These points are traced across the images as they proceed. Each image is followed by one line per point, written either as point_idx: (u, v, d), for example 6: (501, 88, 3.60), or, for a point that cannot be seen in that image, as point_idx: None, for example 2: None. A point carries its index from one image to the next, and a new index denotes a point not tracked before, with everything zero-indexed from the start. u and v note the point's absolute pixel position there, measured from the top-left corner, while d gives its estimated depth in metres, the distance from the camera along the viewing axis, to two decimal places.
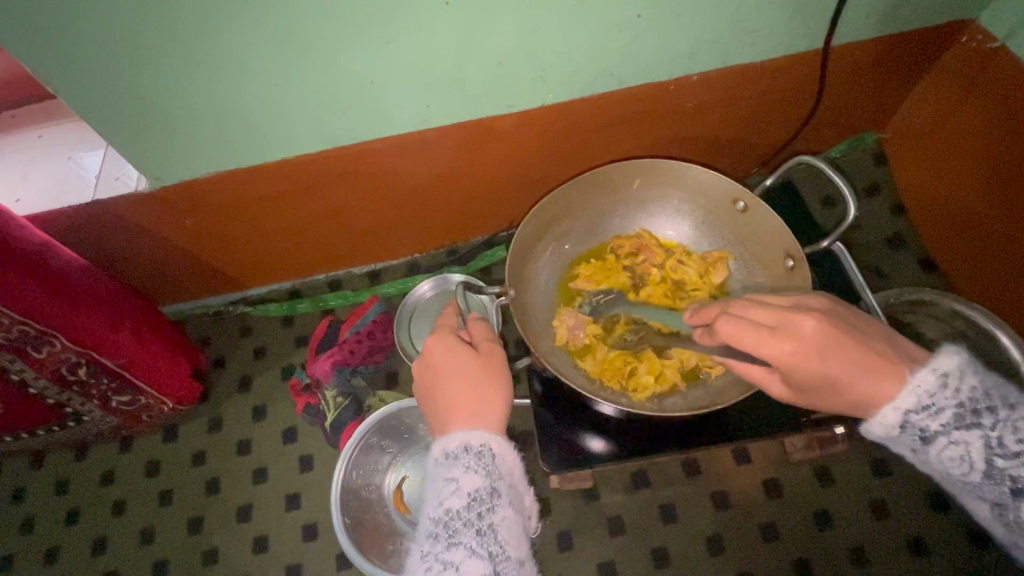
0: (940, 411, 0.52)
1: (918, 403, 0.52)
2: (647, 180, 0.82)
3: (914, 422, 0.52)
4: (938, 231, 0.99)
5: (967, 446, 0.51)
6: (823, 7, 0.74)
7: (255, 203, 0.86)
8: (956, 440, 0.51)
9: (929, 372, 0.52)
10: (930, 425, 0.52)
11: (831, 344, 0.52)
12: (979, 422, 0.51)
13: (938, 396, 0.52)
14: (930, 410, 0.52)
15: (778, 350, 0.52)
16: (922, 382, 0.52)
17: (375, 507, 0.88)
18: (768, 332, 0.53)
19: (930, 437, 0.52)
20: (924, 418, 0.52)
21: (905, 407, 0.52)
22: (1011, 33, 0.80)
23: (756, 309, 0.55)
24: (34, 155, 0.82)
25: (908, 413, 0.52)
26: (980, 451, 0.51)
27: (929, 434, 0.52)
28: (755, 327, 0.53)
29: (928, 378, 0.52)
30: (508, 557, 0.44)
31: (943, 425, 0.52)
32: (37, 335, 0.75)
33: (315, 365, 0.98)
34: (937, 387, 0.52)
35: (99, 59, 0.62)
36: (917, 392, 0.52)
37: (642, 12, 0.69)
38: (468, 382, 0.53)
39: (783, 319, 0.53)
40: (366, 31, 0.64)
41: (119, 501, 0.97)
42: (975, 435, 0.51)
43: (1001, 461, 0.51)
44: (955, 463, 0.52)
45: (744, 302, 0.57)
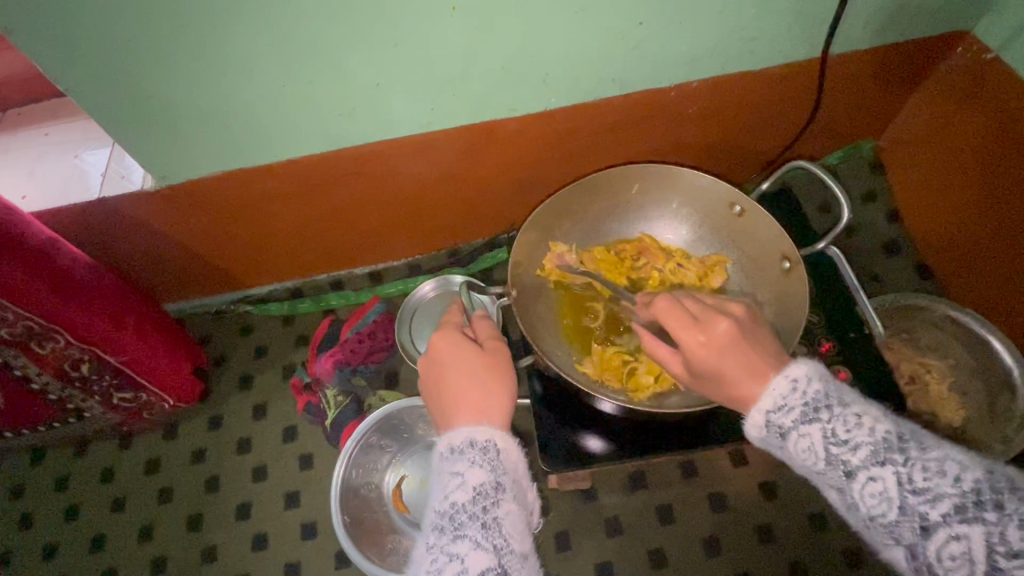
0: (790, 409, 0.50)
1: (773, 402, 0.51)
2: (649, 184, 0.83)
3: (772, 421, 0.51)
4: (931, 238, 1.00)
5: (810, 439, 0.49)
6: (822, 17, 0.76)
7: (259, 202, 0.87)
8: (803, 434, 0.49)
9: (782, 377, 0.52)
10: (783, 422, 0.50)
11: (735, 348, 0.54)
12: (819, 416, 0.49)
13: (790, 395, 0.50)
14: (783, 407, 0.51)
15: (691, 339, 0.56)
16: (778, 386, 0.51)
17: (374, 506, 0.89)
18: (689, 322, 0.56)
19: (786, 433, 0.50)
20: (779, 416, 0.51)
21: (764, 408, 0.52)
22: (1004, 45, 0.82)
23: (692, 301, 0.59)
24: (41, 152, 0.83)
25: (768, 413, 0.51)
26: (819, 442, 0.48)
27: (784, 430, 0.50)
28: (680, 314, 0.57)
29: (781, 381, 0.51)
30: (513, 551, 0.44)
31: (793, 421, 0.50)
32: (41, 330, 0.76)
33: (316, 364, 0.98)
34: (788, 389, 0.51)
35: (109, 58, 0.62)
36: (771, 393, 0.51)
37: (644, 20, 0.71)
38: (472, 378, 0.54)
39: (704, 315, 0.57)
40: (373, 33, 0.65)
41: (118, 498, 0.97)
42: (815, 428, 0.49)
43: (835, 449, 0.48)
44: (805, 457, 0.49)
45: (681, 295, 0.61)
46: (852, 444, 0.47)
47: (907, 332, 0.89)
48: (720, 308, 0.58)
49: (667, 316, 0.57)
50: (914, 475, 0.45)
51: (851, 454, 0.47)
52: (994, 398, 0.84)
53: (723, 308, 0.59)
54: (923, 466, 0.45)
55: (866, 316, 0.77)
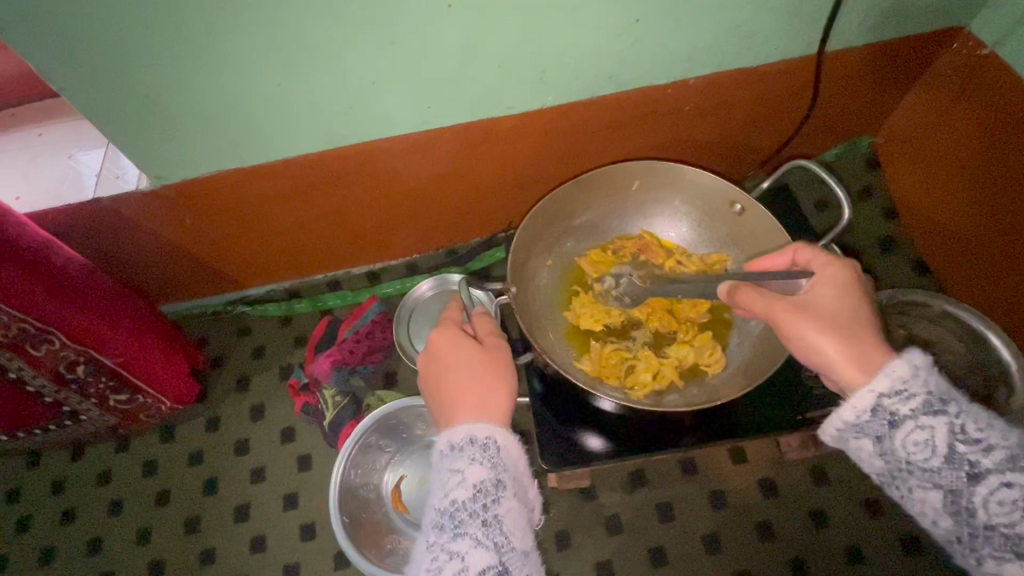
0: (909, 397, 0.50)
1: (890, 386, 0.50)
2: (647, 182, 0.83)
3: (885, 405, 0.50)
4: (929, 235, 1.00)
5: (930, 432, 0.49)
6: (818, 14, 0.76)
7: (256, 201, 0.87)
8: (923, 426, 0.49)
9: (901, 360, 0.51)
10: (899, 410, 0.50)
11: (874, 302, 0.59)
12: (945, 409, 0.49)
13: (909, 381, 0.50)
14: (902, 395, 0.50)
15: (842, 269, 0.60)
16: (896, 366, 0.51)
17: (373, 507, 0.89)
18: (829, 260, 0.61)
19: (899, 422, 0.50)
20: (895, 402, 0.50)
21: (878, 389, 0.51)
22: (1000, 40, 0.82)
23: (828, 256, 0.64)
24: (35, 154, 0.82)
25: (882, 396, 0.51)
26: (944, 436, 0.49)
27: (898, 418, 0.50)
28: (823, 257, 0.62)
29: (900, 365, 0.51)
30: (514, 548, 0.44)
31: (912, 410, 0.49)
32: (35, 332, 0.75)
33: (313, 364, 0.98)
34: (910, 373, 0.50)
35: (104, 58, 0.62)
36: (889, 374, 0.51)
37: (641, 17, 0.70)
38: (472, 374, 0.54)
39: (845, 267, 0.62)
40: (370, 32, 0.65)
41: (115, 501, 0.96)
42: (941, 421, 0.49)
43: (963, 447, 0.48)
44: (917, 450, 0.50)
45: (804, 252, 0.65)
46: (985, 445, 0.48)
47: (906, 327, 0.89)
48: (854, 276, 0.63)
49: (807, 248, 0.64)
50: None
51: (982, 455, 0.48)
52: None
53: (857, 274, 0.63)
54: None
55: None
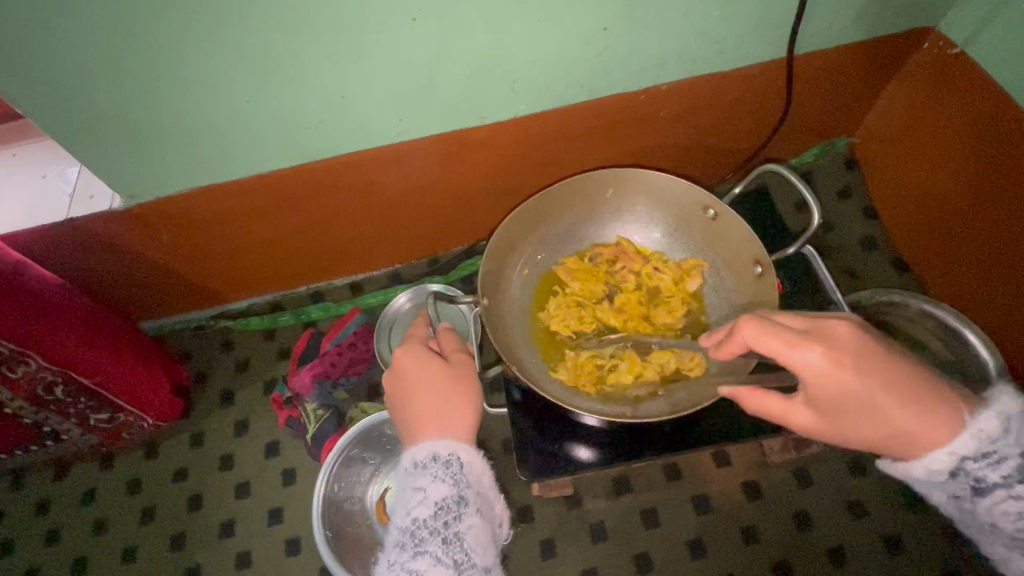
0: (996, 462, 0.53)
1: (976, 450, 0.53)
2: (620, 188, 0.83)
3: (971, 470, 0.53)
4: (907, 233, 1.01)
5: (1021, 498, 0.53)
6: (787, 18, 0.76)
7: (231, 217, 0.86)
8: (1012, 490, 0.53)
9: (990, 418, 0.53)
10: (988, 475, 0.53)
11: (864, 349, 0.54)
12: None
13: (996, 444, 0.53)
14: (989, 458, 0.53)
15: (811, 353, 0.53)
16: (982, 427, 0.53)
17: (358, 519, 0.87)
18: (798, 340, 0.54)
19: (986, 486, 0.53)
20: (981, 466, 0.53)
21: (960, 453, 0.53)
22: (970, 40, 0.83)
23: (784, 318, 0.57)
24: (7, 174, 0.82)
25: (965, 461, 0.53)
26: None
27: (985, 483, 0.53)
28: (784, 332, 0.55)
29: (988, 426, 0.53)
30: (474, 564, 0.44)
31: (1002, 477, 0.53)
32: (12, 354, 0.74)
33: (295, 378, 0.98)
34: (997, 433, 0.53)
35: (70, 79, 0.62)
36: (977, 440, 0.53)
37: (609, 25, 0.71)
38: (437, 391, 0.53)
39: (813, 325, 0.56)
40: (338, 47, 0.65)
41: (100, 521, 0.96)
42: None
43: None
44: (1005, 512, 0.54)
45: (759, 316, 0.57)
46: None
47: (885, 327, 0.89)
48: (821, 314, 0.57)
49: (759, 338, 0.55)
50: None
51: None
52: None
53: (818, 324, 0.56)
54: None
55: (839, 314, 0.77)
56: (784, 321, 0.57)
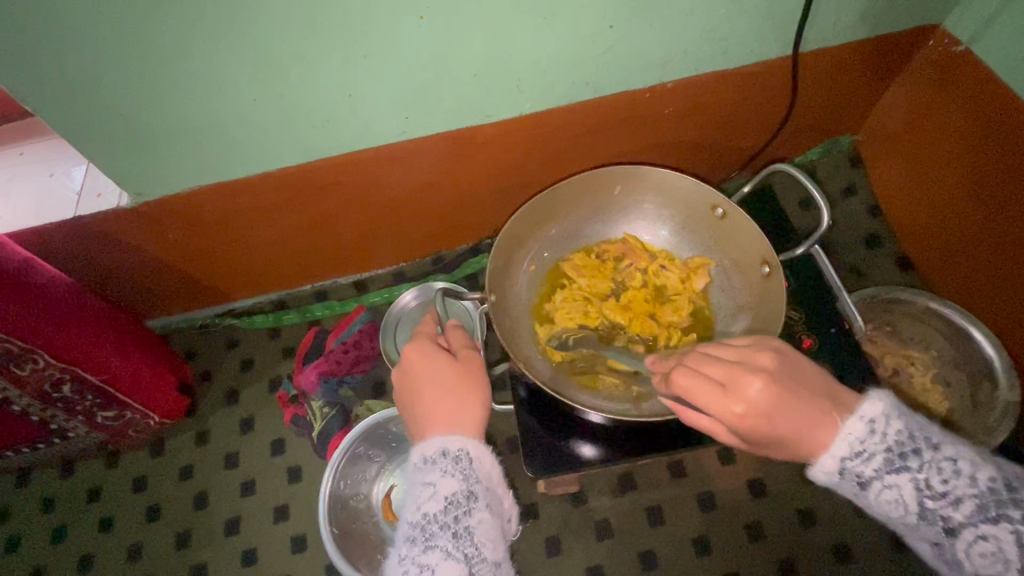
0: (870, 456, 0.50)
1: (849, 449, 0.50)
2: (628, 187, 0.83)
3: (849, 468, 0.50)
4: (912, 232, 1.01)
5: (898, 490, 0.49)
6: (792, 16, 0.76)
7: (238, 216, 0.87)
8: (888, 484, 0.49)
9: (855, 418, 0.51)
10: (864, 471, 0.50)
11: (780, 409, 0.51)
12: (907, 464, 0.49)
13: (866, 440, 0.50)
14: (861, 455, 0.50)
15: (726, 410, 0.51)
16: (851, 428, 0.50)
17: (363, 517, 0.88)
18: (719, 391, 0.51)
19: (866, 482, 0.50)
20: (857, 463, 0.50)
21: (838, 454, 0.51)
22: (974, 37, 0.83)
23: (709, 363, 0.53)
24: (15, 173, 0.82)
25: (843, 460, 0.50)
26: (912, 494, 0.49)
27: (864, 479, 0.50)
28: (704, 384, 0.52)
29: (855, 424, 0.50)
30: (484, 559, 0.45)
31: (875, 470, 0.50)
32: (21, 352, 0.74)
33: (300, 376, 0.98)
34: (864, 432, 0.50)
35: (78, 78, 0.62)
36: (846, 438, 0.50)
37: (614, 23, 0.71)
38: (446, 387, 0.53)
39: (733, 377, 0.52)
40: (343, 45, 0.65)
41: (105, 518, 0.96)
42: (904, 477, 0.49)
43: (932, 503, 0.48)
44: (891, 507, 0.50)
45: (698, 355, 0.55)
46: (953, 497, 0.47)
47: (891, 324, 0.90)
48: (744, 361, 0.53)
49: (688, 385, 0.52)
50: None
51: (952, 509, 0.47)
52: (976, 389, 0.84)
53: (749, 356, 0.54)
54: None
55: (847, 313, 0.79)
56: (718, 352, 0.55)
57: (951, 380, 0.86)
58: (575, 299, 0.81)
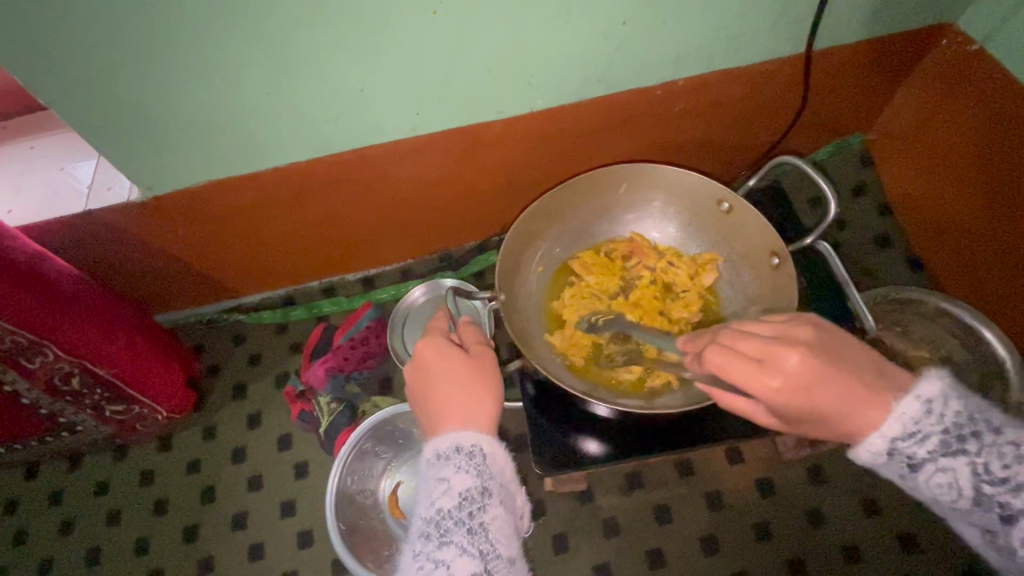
0: (925, 437, 0.49)
1: (902, 428, 0.49)
2: (635, 183, 0.83)
3: (899, 448, 0.49)
4: (923, 231, 1.00)
5: (953, 473, 0.48)
6: (806, 14, 0.76)
7: (247, 211, 0.87)
8: (943, 467, 0.48)
9: (911, 398, 0.49)
10: (916, 452, 0.49)
11: (818, 383, 0.49)
12: (965, 447, 0.48)
13: (922, 421, 0.49)
14: (916, 436, 0.49)
15: (763, 386, 0.50)
16: (906, 409, 0.49)
17: (370, 513, 0.88)
18: (755, 367, 0.50)
19: (918, 464, 0.49)
20: (909, 444, 0.49)
21: (889, 433, 0.49)
22: (989, 36, 0.82)
23: (744, 339, 0.52)
24: (26, 167, 0.82)
25: (894, 440, 0.49)
26: (968, 478, 0.48)
27: (916, 460, 0.49)
28: (739, 359, 0.51)
29: (910, 404, 0.49)
30: (499, 555, 0.44)
31: (929, 452, 0.48)
32: (29, 344, 0.75)
33: (309, 372, 0.98)
34: (919, 412, 0.49)
35: (90, 71, 0.62)
36: (901, 417, 0.49)
37: (627, 19, 0.70)
38: (458, 382, 0.54)
39: (768, 352, 0.50)
40: (356, 40, 0.65)
41: (113, 511, 0.97)
42: (960, 461, 0.48)
43: (990, 488, 0.47)
44: (942, 490, 0.49)
45: (732, 332, 0.53)
46: (1014, 484, 0.46)
47: (902, 324, 0.89)
48: (782, 335, 0.52)
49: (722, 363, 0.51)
50: None
51: (1012, 496, 0.46)
52: (990, 388, 0.82)
53: (786, 330, 0.52)
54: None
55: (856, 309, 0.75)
56: (753, 328, 0.54)
57: (964, 379, 0.84)
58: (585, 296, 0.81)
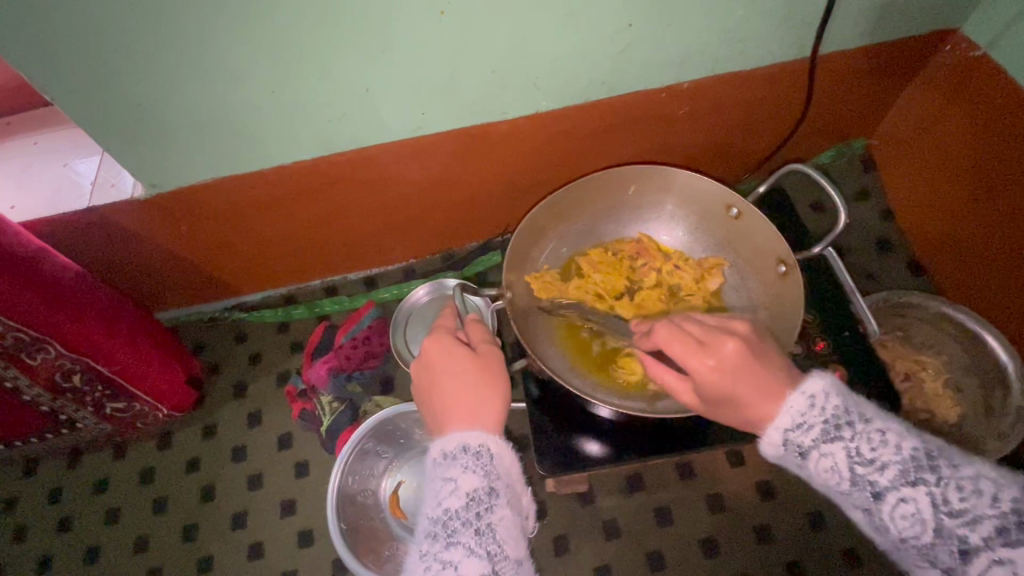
0: (809, 427, 0.50)
1: (791, 420, 0.51)
2: (642, 186, 0.83)
3: (791, 439, 0.51)
4: (926, 235, 1.00)
5: (833, 458, 0.49)
6: (811, 18, 0.76)
7: (250, 210, 0.87)
8: (824, 453, 0.49)
9: (798, 394, 0.51)
10: (803, 442, 0.50)
11: (747, 369, 0.52)
12: (842, 435, 0.49)
13: (807, 413, 0.50)
14: (802, 425, 0.50)
15: (698, 364, 0.53)
16: (793, 402, 0.51)
17: (371, 513, 0.88)
18: (694, 347, 0.54)
19: (805, 452, 0.50)
20: (798, 434, 0.50)
21: (782, 426, 0.51)
22: (993, 43, 0.82)
23: (693, 324, 0.56)
24: (29, 162, 0.82)
25: (786, 431, 0.51)
26: (844, 461, 0.48)
27: (803, 449, 0.50)
28: (682, 338, 0.55)
29: (797, 399, 0.51)
30: (506, 556, 0.44)
31: (813, 440, 0.50)
32: (31, 341, 0.75)
33: (310, 371, 0.97)
34: (805, 406, 0.50)
35: (96, 67, 0.62)
36: (789, 410, 0.51)
37: (633, 22, 0.71)
38: (466, 382, 0.54)
39: (709, 338, 0.54)
40: (362, 40, 0.65)
41: (112, 510, 0.96)
42: (838, 446, 0.49)
43: (861, 469, 0.48)
44: (828, 476, 0.49)
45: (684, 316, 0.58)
46: (879, 464, 0.47)
47: (903, 329, 0.89)
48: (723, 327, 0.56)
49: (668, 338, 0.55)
50: (948, 494, 0.45)
51: (878, 474, 0.47)
52: (990, 395, 0.84)
53: (728, 322, 0.57)
54: (956, 485, 0.45)
55: (860, 315, 0.77)
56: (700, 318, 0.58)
57: (964, 385, 0.85)
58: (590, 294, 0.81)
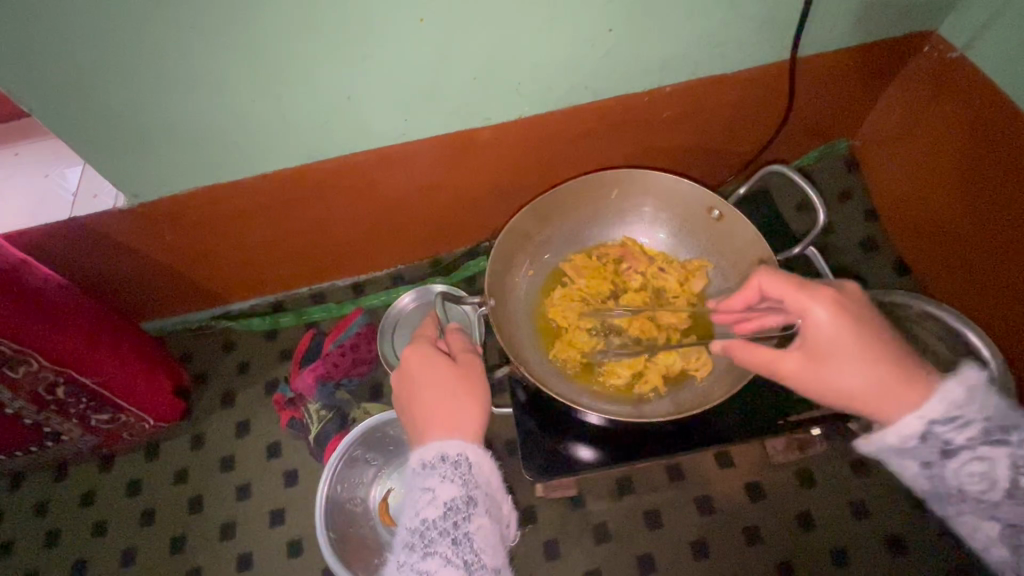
0: (965, 425, 0.52)
1: (944, 412, 0.52)
2: (626, 190, 0.83)
3: (937, 432, 0.53)
4: (907, 232, 1.01)
5: (988, 462, 0.52)
6: (790, 21, 0.76)
7: (233, 219, 0.86)
8: (980, 456, 0.52)
9: (957, 382, 0.53)
10: (954, 438, 0.52)
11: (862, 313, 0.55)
12: (1005, 439, 0.51)
13: (963, 407, 0.52)
14: (955, 422, 0.52)
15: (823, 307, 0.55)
16: (949, 391, 0.53)
17: (360, 520, 0.87)
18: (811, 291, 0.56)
19: (953, 450, 0.52)
20: (949, 430, 0.52)
21: (929, 416, 0.53)
22: (971, 43, 0.83)
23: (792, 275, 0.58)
24: (8, 174, 0.81)
25: (932, 423, 0.53)
26: (1005, 468, 0.51)
27: (952, 447, 0.52)
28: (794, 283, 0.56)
29: (955, 389, 0.53)
30: (483, 565, 0.45)
31: (968, 440, 0.52)
32: (11, 355, 0.73)
33: (298, 379, 0.97)
34: (963, 398, 0.52)
35: (75, 78, 0.62)
36: (944, 401, 0.52)
37: (613, 27, 0.71)
38: (446, 390, 0.54)
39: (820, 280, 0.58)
40: (341, 48, 0.65)
41: (99, 523, 0.95)
42: (1000, 452, 0.51)
43: None
44: (973, 479, 0.53)
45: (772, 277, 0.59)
46: None
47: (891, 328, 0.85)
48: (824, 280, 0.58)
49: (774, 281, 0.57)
50: None
51: None
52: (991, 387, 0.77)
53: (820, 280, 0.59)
54: None
55: None
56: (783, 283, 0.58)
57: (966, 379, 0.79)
58: (573, 298, 0.81)
